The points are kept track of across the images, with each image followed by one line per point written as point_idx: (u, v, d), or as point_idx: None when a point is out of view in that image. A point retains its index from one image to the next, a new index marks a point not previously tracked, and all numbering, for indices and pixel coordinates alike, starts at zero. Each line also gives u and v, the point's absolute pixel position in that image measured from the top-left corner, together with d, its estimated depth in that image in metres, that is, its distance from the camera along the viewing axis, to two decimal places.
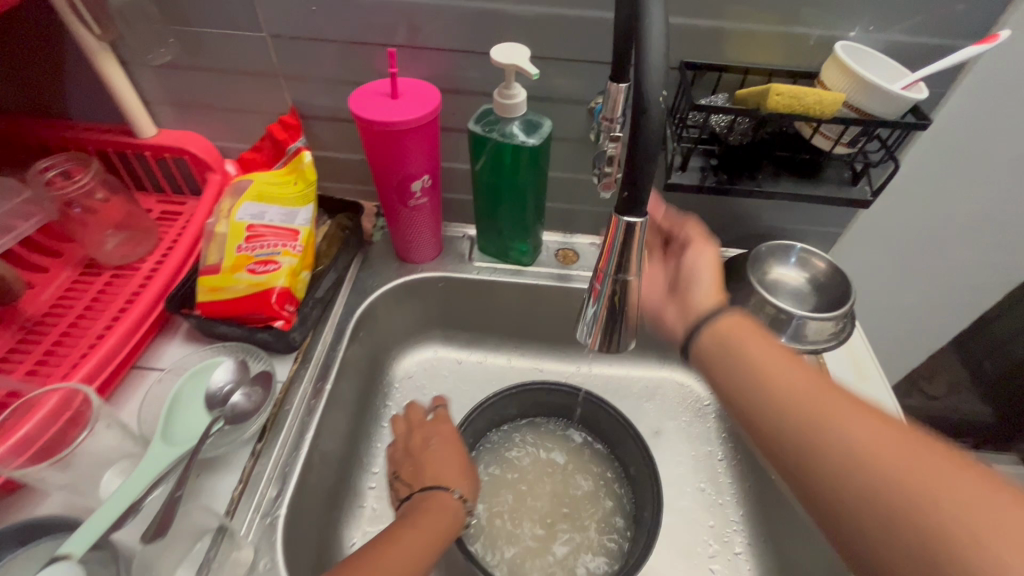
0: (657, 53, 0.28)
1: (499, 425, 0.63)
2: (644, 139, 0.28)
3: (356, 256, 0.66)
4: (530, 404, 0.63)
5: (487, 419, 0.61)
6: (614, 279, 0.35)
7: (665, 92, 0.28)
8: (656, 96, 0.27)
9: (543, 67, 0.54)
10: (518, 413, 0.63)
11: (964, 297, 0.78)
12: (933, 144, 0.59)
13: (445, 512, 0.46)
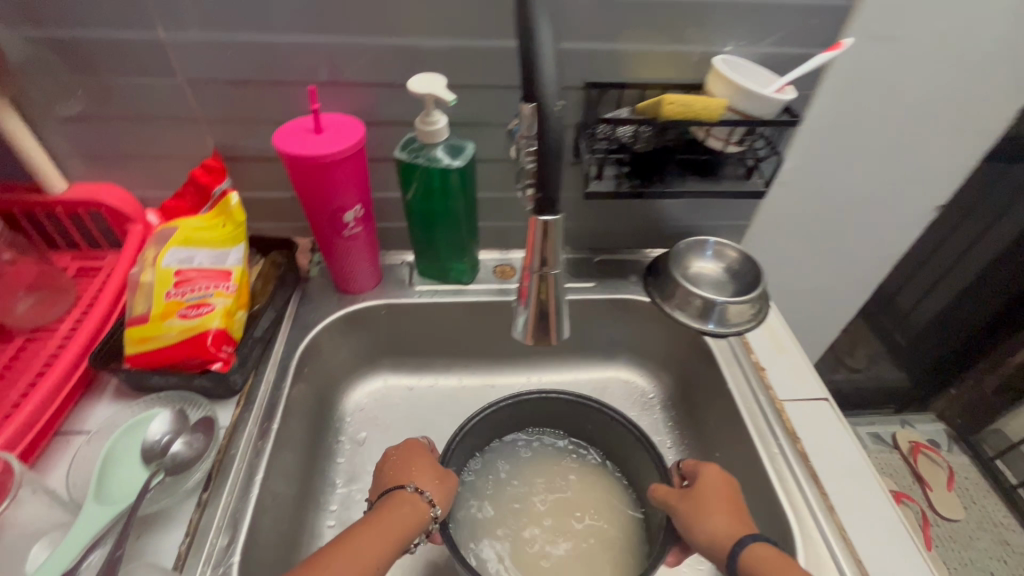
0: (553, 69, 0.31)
1: (484, 444, 0.60)
2: None
3: (294, 293, 0.65)
4: (518, 417, 0.61)
5: (475, 437, 0.58)
6: (539, 276, 0.42)
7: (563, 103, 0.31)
8: None
9: (461, 95, 0.57)
10: (505, 427, 0.61)
11: (864, 273, 0.86)
12: (816, 139, 0.66)
13: (400, 511, 0.45)
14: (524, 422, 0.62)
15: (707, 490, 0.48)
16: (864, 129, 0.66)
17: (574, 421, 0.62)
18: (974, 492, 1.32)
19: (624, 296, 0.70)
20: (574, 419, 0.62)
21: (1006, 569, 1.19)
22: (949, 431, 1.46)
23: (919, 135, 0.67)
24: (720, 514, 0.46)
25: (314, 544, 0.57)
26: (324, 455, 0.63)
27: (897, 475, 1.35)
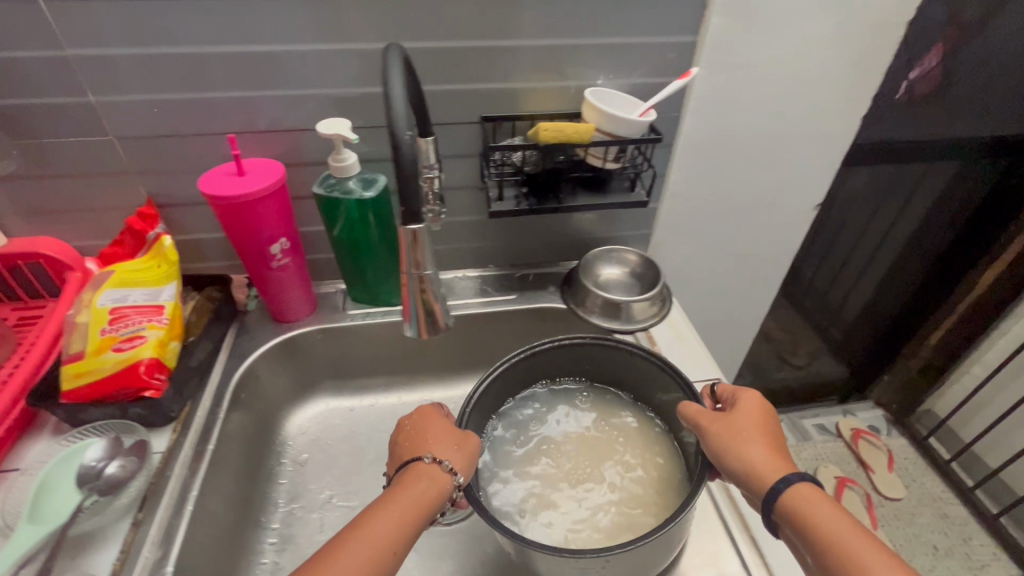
0: (399, 100, 0.36)
1: (508, 396, 0.66)
2: (401, 162, 0.36)
3: (231, 325, 0.70)
4: (538, 366, 0.66)
5: (496, 389, 0.64)
6: (417, 276, 0.43)
7: (410, 129, 0.36)
8: (402, 132, 0.36)
9: (371, 135, 0.64)
10: (525, 380, 0.67)
11: (765, 270, 0.95)
12: (695, 153, 0.75)
13: (421, 485, 0.48)
14: (546, 374, 0.68)
15: (744, 425, 0.52)
16: (734, 142, 0.75)
17: (591, 367, 0.68)
18: (913, 471, 1.40)
19: (542, 305, 0.77)
20: (591, 364, 0.68)
21: (946, 541, 1.25)
22: (887, 416, 1.55)
23: (783, 144, 0.78)
24: (756, 445, 0.50)
25: (254, 560, 0.60)
26: (264, 477, 0.66)
27: (842, 462, 1.42)
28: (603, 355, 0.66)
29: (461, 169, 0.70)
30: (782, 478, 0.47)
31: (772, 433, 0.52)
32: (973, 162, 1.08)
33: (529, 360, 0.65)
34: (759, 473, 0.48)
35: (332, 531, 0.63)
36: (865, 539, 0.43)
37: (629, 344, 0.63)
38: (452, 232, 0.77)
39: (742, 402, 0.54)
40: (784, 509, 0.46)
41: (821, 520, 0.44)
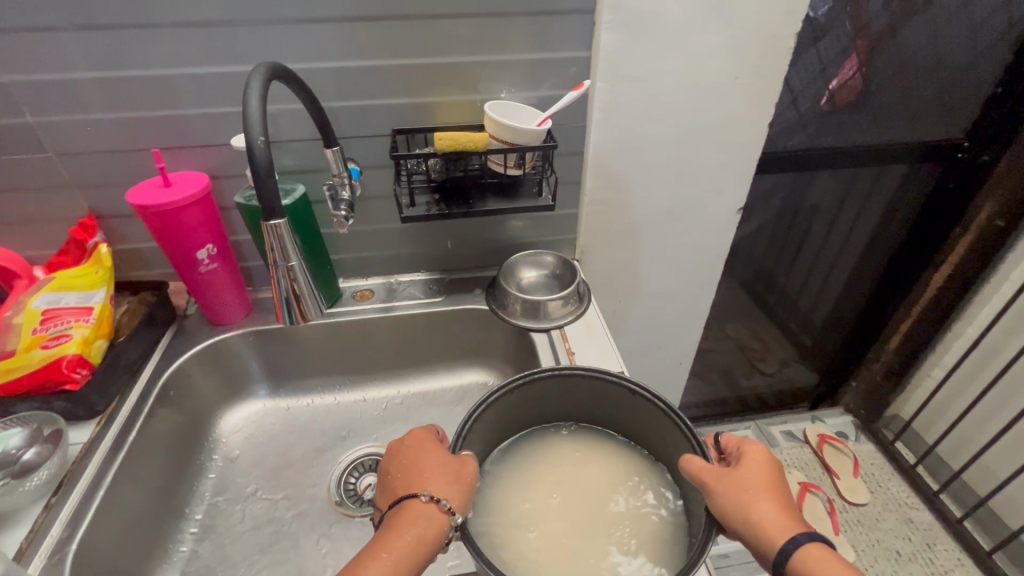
0: (255, 111, 0.43)
1: (497, 433, 0.59)
2: (254, 163, 0.43)
3: (168, 328, 0.75)
4: (529, 402, 0.59)
5: (483, 428, 0.56)
6: (282, 268, 0.52)
7: (262, 137, 0.43)
8: (255, 137, 0.42)
9: (291, 148, 0.69)
10: (513, 418, 0.60)
11: (698, 273, 0.98)
12: (609, 160, 0.79)
13: (413, 530, 0.46)
14: (536, 409, 0.61)
15: (752, 476, 0.48)
16: (646, 150, 0.79)
17: (588, 403, 0.61)
18: (879, 476, 1.39)
19: (465, 306, 0.80)
20: (586, 401, 0.61)
21: (910, 546, 1.24)
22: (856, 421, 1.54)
23: (696, 151, 0.81)
24: (768, 499, 0.46)
25: (173, 549, 0.63)
26: (191, 472, 0.70)
27: (807, 467, 1.42)
28: (604, 391, 0.58)
29: (381, 179, 0.74)
30: (790, 539, 0.44)
31: (780, 485, 0.49)
32: (906, 168, 1.11)
33: (523, 392, 0.57)
34: (772, 533, 0.45)
35: (252, 522, 0.66)
36: None
37: (636, 381, 0.56)
38: (381, 238, 0.81)
39: (748, 451, 0.50)
40: (795, 574, 0.44)
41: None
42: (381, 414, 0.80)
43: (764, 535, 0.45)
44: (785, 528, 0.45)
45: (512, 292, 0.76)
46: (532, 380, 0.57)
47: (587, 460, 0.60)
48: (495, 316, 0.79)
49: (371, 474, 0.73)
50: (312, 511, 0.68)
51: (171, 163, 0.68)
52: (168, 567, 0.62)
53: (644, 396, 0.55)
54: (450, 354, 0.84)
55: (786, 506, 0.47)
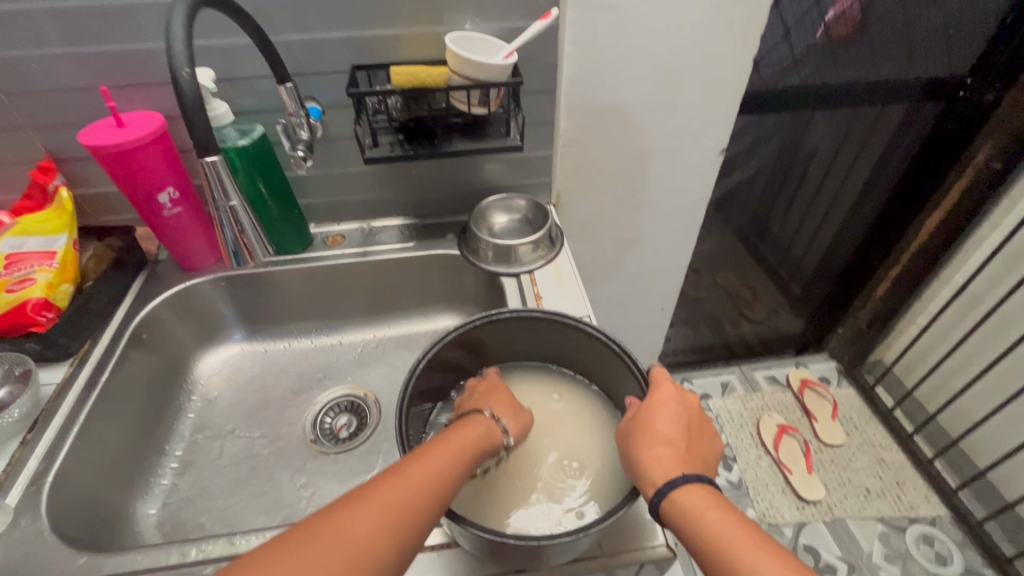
0: (178, 41, 0.46)
1: (454, 371, 0.60)
2: (182, 94, 0.47)
3: (140, 273, 0.75)
4: (487, 340, 0.60)
5: (439, 366, 0.57)
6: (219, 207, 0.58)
7: (188, 68, 0.47)
8: (179, 69, 0.46)
9: (247, 86, 0.66)
10: (472, 356, 0.61)
11: (680, 218, 0.97)
12: (584, 98, 0.76)
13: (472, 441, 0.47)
14: (496, 348, 0.62)
15: (641, 427, 0.46)
16: (623, 87, 0.76)
17: (547, 343, 0.62)
18: (856, 418, 1.43)
19: (437, 251, 0.80)
20: (543, 341, 0.61)
21: (880, 483, 1.29)
22: (839, 367, 1.57)
23: (676, 88, 0.77)
24: (653, 451, 0.44)
25: (154, 481, 0.66)
26: (170, 411, 0.72)
27: (787, 410, 1.45)
28: (561, 330, 0.59)
29: (345, 119, 0.72)
30: (658, 489, 0.42)
31: (680, 432, 0.46)
32: (903, 108, 1.06)
33: (480, 332, 0.58)
34: (649, 483, 0.43)
35: (230, 457, 0.69)
36: (750, 543, 0.38)
37: (591, 324, 0.56)
38: (351, 182, 0.80)
39: (649, 399, 0.48)
40: (675, 525, 0.41)
41: (710, 532, 0.39)
42: (357, 357, 0.82)
43: (643, 486, 0.43)
44: (663, 476, 0.42)
45: (482, 237, 0.75)
46: (490, 321, 0.57)
47: (539, 399, 0.62)
48: (466, 261, 0.79)
49: (347, 414, 0.75)
50: (288, 448, 0.70)
51: (124, 102, 0.66)
52: (150, 497, 0.65)
53: (598, 338, 0.55)
54: (425, 299, 0.84)
55: (678, 453, 0.44)
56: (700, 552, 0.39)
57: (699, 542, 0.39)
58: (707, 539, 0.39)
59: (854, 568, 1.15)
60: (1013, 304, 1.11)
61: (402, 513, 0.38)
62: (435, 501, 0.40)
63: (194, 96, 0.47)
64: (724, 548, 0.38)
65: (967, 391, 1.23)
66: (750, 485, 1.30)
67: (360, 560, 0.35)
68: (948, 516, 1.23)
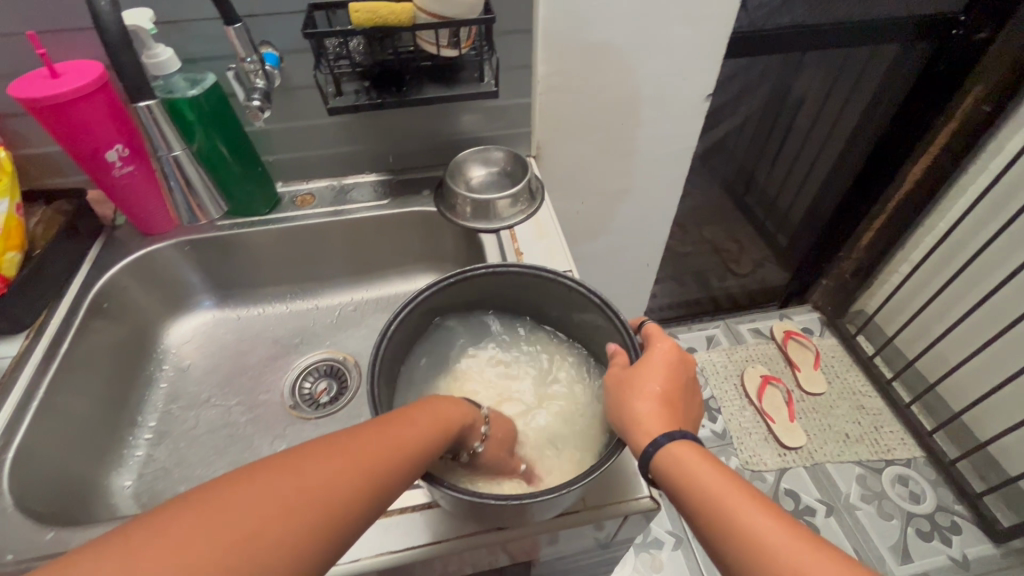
0: None
1: (431, 329, 0.59)
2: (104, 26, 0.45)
3: (97, 239, 0.71)
4: (464, 296, 0.58)
5: (413, 325, 0.55)
6: (164, 155, 0.53)
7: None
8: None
9: (192, 29, 0.60)
10: (449, 313, 0.59)
11: (665, 169, 0.93)
12: (563, 40, 0.71)
13: (471, 413, 0.46)
14: (473, 303, 0.60)
15: (626, 382, 0.44)
16: (604, 26, 0.70)
17: (525, 298, 0.59)
18: (838, 367, 1.45)
19: (413, 209, 0.76)
20: (522, 296, 0.59)
21: (859, 429, 1.32)
22: (822, 318, 1.58)
23: (660, 28, 0.72)
24: (643, 403, 0.42)
25: (127, 453, 0.65)
26: (140, 382, 0.70)
27: (770, 362, 1.47)
28: (539, 285, 0.56)
29: (304, 66, 0.66)
30: (653, 440, 0.40)
31: (670, 386, 0.44)
32: (895, 49, 1.02)
33: (455, 288, 0.56)
34: (640, 434, 0.41)
35: (206, 427, 0.67)
36: (740, 495, 0.37)
37: (571, 277, 0.53)
38: (317, 135, 0.75)
39: (646, 353, 0.46)
40: (662, 478, 0.40)
41: (700, 486, 0.38)
42: (335, 321, 0.79)
43: (631, 442, 0.42)
44: (656, 430, 0.41)
45: (458, 192, 0.72)
46: (464, 277, 0.55)
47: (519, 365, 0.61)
48: (442, 218, 0.75)
49: (326, 379, 0.73)
50: (267, 415, 0.69)
51: (56, 49, 0.60)
52: (125, 469, 0.63)
53: (577, 291, 0.53)
54: (402, 259, 0.81)
55: (668, 410, 0.42)
56: (689, 503, 0.38)
57: (687, 496, 0.38)
58: (697, 490, 0.38)
59: (832, 510, 1.20)
60: (996, 249, 1.11)
61: (366, 464, 0.35)
62: (405, 463, 0.37)
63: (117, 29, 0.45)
64: (714, 503, 0.37)
65: (945, 338, 1.25)
66: (734, 435, 1.33)
67: (328, 501, 0.32)
68: (923, 457, 1.27)
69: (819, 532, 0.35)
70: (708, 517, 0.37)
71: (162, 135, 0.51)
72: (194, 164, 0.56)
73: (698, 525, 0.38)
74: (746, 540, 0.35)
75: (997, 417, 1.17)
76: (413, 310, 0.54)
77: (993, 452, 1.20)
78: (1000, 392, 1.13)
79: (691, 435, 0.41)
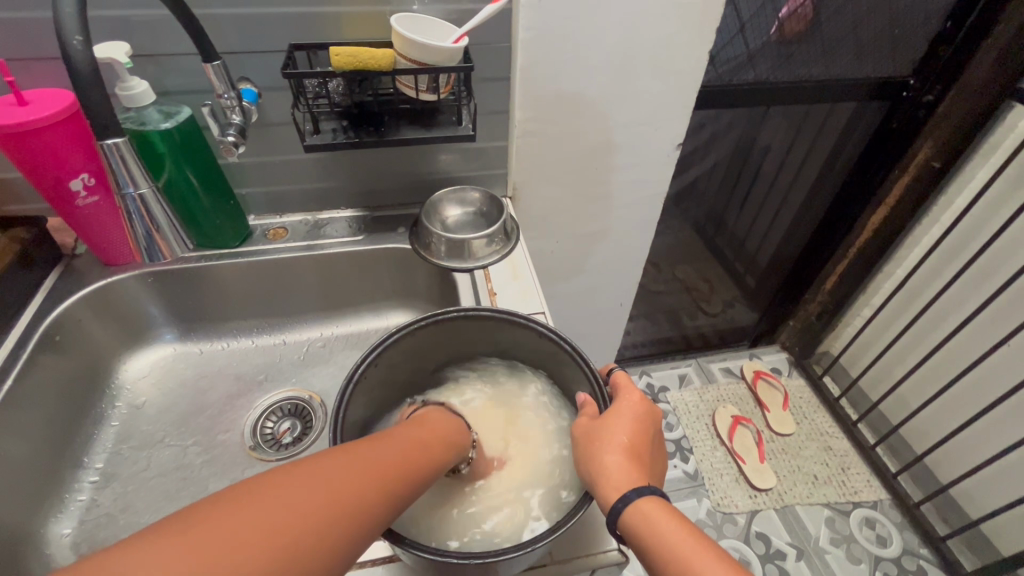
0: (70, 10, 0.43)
1: (397, 374, 0.57)
2: (72, 64, 0.43)
3: (55, 268, 0.68)
4: (434, 340, 0.57)
5: (382, 370, 0.54)
6: (128, 195, 0.52)
7: (79, 36, 0.43)
8: (69, 39, 0.43)
9: (167, 63, 0.60)
10: (418, 357, 0.58)
11: (638, 213, 0.95)
12: (539, 90, 0.73)
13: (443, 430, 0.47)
14: (446, 348, 0.59)
15: (595, 434, 0.43)
16: (580, 77, 0.73)
17: (495, 341, 0.59)
18: (805, 408, 1.48)
19: (386, 246, 0.76)
20: (491, 337, 0.58)
21: (827, 470, 1.34)
22: (790, 358, 1.62)
23: (632, 80, 0.75)
24: (611, 456, 0.42)
25: (69, 497, 0.61)
26: (89, 420, 0.66)
27: (741, 402, 1.49)
28: (511, 330, 0.56)
29: (282, 103, 0.67)
30: (622, 496, 0.40)
31: (638, 438, 0.44)
32: (852, 107, 1.08)
33: (427, 332, 0.56)
34: (608, 490, 0.41)
35: (159, 468, 0.64)
36: (706, 554, 0.37)
37: (543, 323, 0.53)
38: (293, 170, 0.75)
39: (614, 404, 0.46)
40: (631, 535, 0.39)
41: (670, 546, 0.38)
42: (303, 357, 0.77)
43: (598, 497, 0.41)
44: (626, 485, 0.41)
45: (433, 230, 0.72)
46: (437, 321, 0.55)
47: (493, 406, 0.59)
48: (416, 255, 0.75)
49: (290, 418, 0.70)
50: (224, 456, 0.66)
51: (25, 76, 0.59)
52: (65, 516, 0.59)
53: (549, 338, 0.53)
54: (373, 295, 0.80)
55: (636, 463, 0.42)
56: (657, 563, 0.38)
57: (654, 556, 0.38)
58: (664, 549, 0.38)
59: (802, 554, 1.19)
60: (951, 295, 1.16)
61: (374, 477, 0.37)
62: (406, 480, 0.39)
63: (87, 69, 0.44)
64: (684, 563, 0.37)
65: (907, 380, 1.28)
66: (705, 476, 1.33)
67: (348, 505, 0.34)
68: (888, 499, 1.29)
69: None
70: None
71: (134, 170, 0.50)
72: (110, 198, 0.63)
73: None
74: None
75: (957, 460, 1.20)
76: (381, 354, 0.53)
77: (954, 495, 1.22)
78: (959, 434, 1.17)
79: (658, 490, 0.41)
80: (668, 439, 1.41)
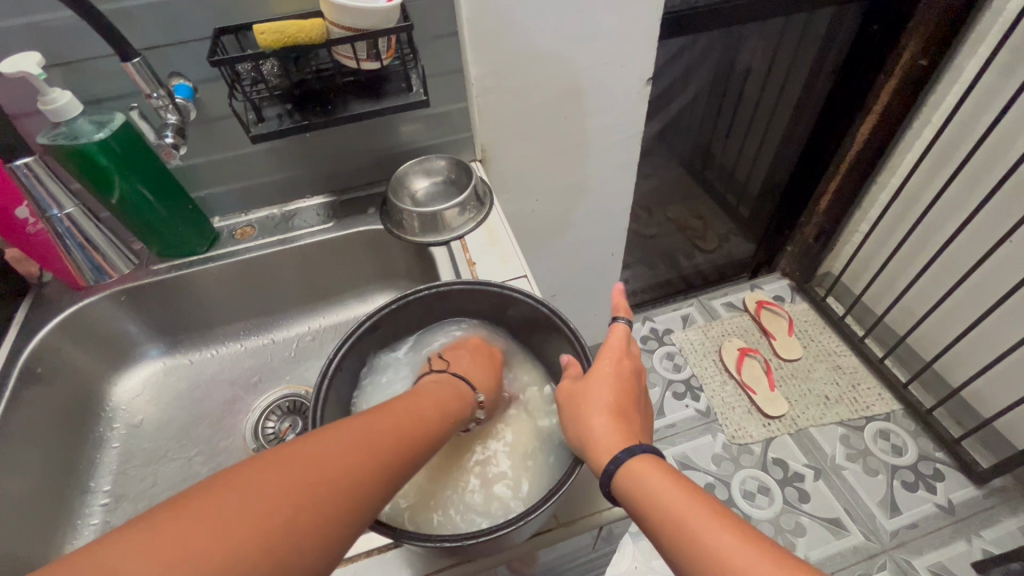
0: None
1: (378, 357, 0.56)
2: None
3: (24, 300, 0.67)
4: (409, 319, 0.56)
5: (360, 357, 0.53)
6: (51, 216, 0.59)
7: None
8: None
9: (88, 69, 0.57)
10: (397, 338, 0.57)
11: (615, 158, 0.92)
12: (490, 41, 0.68)
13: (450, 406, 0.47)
14: (420, 329, 0.58)
15: (579, 397, 0.43)
16: (531, 21, 0.68)
17: (472, 312, 0.57)
18: (812, 332, 1.47)
19: (358, 229, 0.73)
20: (469, 308, 0.57)
21: (838, 390, 1.35)
22: (792, 284, 1.60)
23: (588, 19, 0.70)
24: (598, 417, 0.42)
25: (82, 522, 0.62)
26: (88, 447, 0.66)
27: (746, 334, 1.49)
28: (486, 298, 0.55)
29: (221, 95, 0.63)
30: (613, 458, 0.40)
31: (622, 397, 0.43)
32: (829, 12, 1.01)
33: (400, 315, 0.54)
34: (600, 453, 0.41)
35: (166, 483, 0.64)
36: (698, 508, 0.36)
37: (518, 288, 0.52)
38: (248, 165, 0.71)
39: (597, 363, 0.45)
40: (623, 497, 0.39)
41: (661, 503, 0.37)
42: (294, 354, 0.76)
43: (591, 460, 0.41)
44: (614, 446, 0.40)
45: (400, 206, 0.69)
46: (407, 302, 0.53)
47: None
48: (389, 236, 0.73)
49: (290, 416, 0.70)
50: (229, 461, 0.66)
51: None
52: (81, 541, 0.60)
53: (525, 302, 0.52)
54: (355, 282, 0.78)
55: (622, 422, 0.42)
56: (649, 521, 0.38)
57: (648, 513, 0.38)
58: (653, 505, 0.37)
59: (820, 473, 1.21)
60: (948, 198, 1.13)
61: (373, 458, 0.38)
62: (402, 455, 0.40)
63: None
64: (675, 521, 0.36)
65: (909, 290, 1.27)
66: (718, 412, 1.33)
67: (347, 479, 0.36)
68: (901, 410, 1.30)
69: (770, 537, 0.34)
70: (666, 534, 0.36)
71: (50, 189, 0.58)
72: (90, 224, 0.63)
73: (657, 543, 0.38)
74: (704, 553, 0.34)
75: (967, 362, 1.19)
76: (355, 343, 0.52)
77: (966, 397, 1.22)
78: (966, 337, 1.16)
79: (650, 447, 0.41)
80: (676, 380, 1.41)
